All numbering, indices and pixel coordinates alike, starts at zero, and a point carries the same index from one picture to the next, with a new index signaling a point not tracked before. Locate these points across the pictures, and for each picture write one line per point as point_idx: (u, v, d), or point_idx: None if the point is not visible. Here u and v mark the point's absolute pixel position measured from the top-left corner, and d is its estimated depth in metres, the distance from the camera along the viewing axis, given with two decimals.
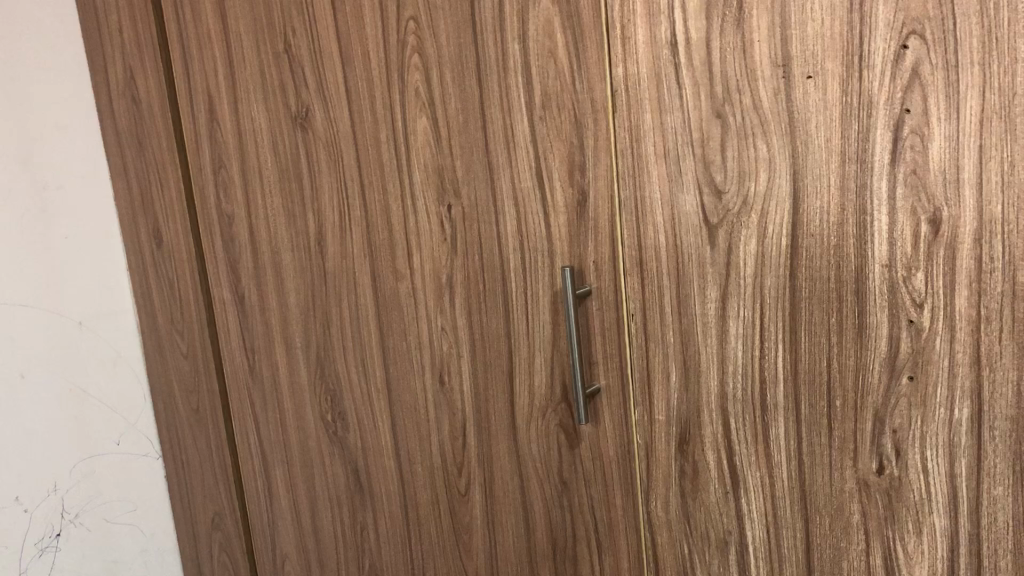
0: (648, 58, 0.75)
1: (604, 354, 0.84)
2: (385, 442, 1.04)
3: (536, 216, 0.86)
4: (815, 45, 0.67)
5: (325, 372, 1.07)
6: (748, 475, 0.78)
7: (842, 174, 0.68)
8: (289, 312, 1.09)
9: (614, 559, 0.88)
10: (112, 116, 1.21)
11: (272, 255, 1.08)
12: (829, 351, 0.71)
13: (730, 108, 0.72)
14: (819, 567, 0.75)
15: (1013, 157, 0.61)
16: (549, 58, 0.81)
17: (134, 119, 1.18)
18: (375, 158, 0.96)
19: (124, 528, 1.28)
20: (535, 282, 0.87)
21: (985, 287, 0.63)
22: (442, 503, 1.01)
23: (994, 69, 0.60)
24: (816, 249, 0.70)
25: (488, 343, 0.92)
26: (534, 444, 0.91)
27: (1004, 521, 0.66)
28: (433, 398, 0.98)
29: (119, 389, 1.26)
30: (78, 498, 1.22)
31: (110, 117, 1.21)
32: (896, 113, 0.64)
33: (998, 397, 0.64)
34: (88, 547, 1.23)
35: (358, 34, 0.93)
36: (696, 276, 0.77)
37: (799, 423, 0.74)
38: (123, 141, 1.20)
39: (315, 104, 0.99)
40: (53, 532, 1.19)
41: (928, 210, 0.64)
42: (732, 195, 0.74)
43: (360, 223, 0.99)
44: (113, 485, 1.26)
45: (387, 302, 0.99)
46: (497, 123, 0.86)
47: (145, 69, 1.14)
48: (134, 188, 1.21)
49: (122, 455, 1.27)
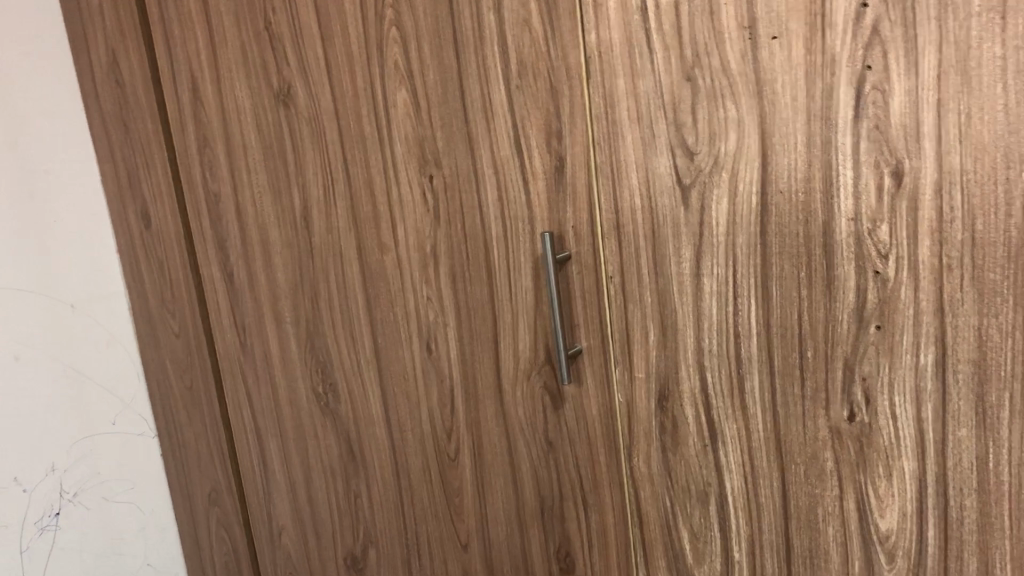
0: (620, 23, 0.77)
1: (585, 316, 0.87)
2: (376, 410, 1.06)
3: (516, 183, 0.88)
4: (779, 6, 0.69)
5: (315, 345, 1.10)
6: (726, 428, 0.80)
7: (807, 132, 0.70)
8: (277, 287, 1.11)
9: (599, 516, 0.91)
10: (98, 99, 1.22)
11: (259, 231, 1.11)
12: (800, 304, 0.73)
13: (700, 71, 0.74)
14: (796, 513, 0.78)
15: (970, 109, 0.62)
16: (524, 26, 0.83)
17: (120, 101, 1.19)
18: (358, 133, 0.97)
19: (123, 505, 1.31)
20: (517, 247, 0.90)
21: (946, 236, 0.65)
22: (433, 469, 1.03)
23: (950, 24, 0.62)
24: (784, 205, 0.72)
25: (474, 309, 0.95)
26: (521, 407, 0.94)
27: (968, 462, 0.68)
28: (422, 366, 1.01)
29: (114, 369, 1.29)
30: (77, 478, 1.24)
31: (95, 101, 1.23)
32: (858, 71, 0.66)
33: (960, 342, 0.66)
34: (88, 525, 1.26)
35: (337, 9, 0.94)
36: (671, 236, 0.79)
37: (773, 375, 0.76)
38: (109, 124, 1.22)
39: (297, 80, 1.01)
40: (53, 511, 1.21)
41: (891, 162, 0.66)
42: (703, 156, 0.76)
43: (344, 197, 1.01)
44: (111, 464, 1.29)
45: (373, 274, 1.01)
46: (475, 92, 0.88)
47: (127, 52, 1.16)
48: (121, 170, 1.23)
49: (118, 434, 1.30)
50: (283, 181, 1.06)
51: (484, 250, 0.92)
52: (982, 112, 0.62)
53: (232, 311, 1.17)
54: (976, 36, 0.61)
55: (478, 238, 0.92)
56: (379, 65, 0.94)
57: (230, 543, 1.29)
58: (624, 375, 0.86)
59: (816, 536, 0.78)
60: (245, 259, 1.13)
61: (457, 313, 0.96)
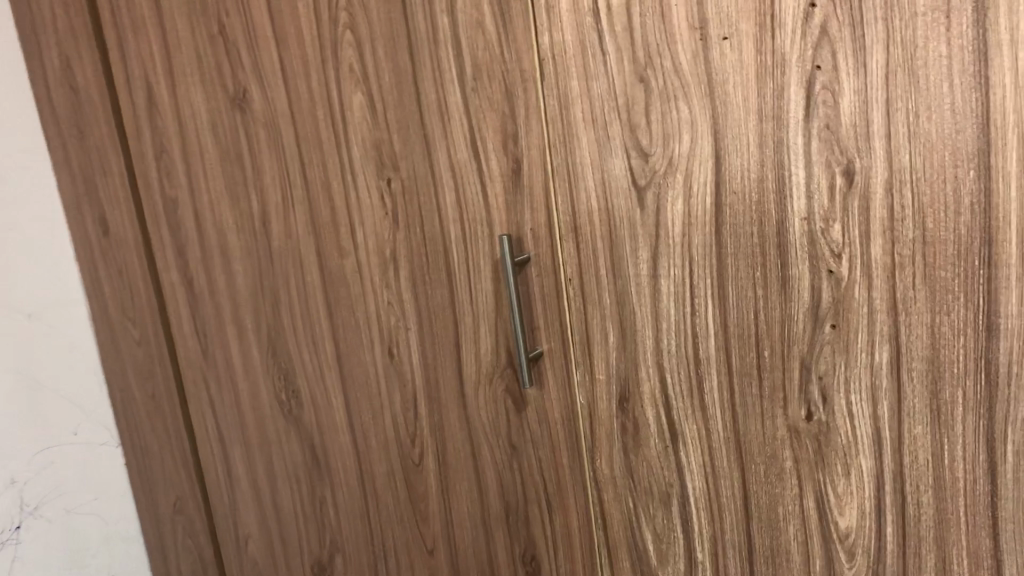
0: (573, 25, 0.77)
1: (545, 319, 0.86)
2: (339, 416, 1.05)
3: (473, 186, 0.87)
4: (729, 7, 0.69)
5: (276, 352, 1.09)
6: (686, 428, 0.80)
7: (760, 132, 0.69)
8: (237, 293, 1.10)
9: (563, 518, 0.91)
10: (51, 103, 1.20)
11: (217, 236, 1.09)
12: (756, 304, 0.73)
13: (652, 72, 0.74)
14: (757, 512, 0.78)
15: (918, 108, 0.62)
16: (478, 28, 0.82)
17: (75, 107, 1.17)
18: (315, 137, 0.97)
19: (85, 517, 1.29)
20: (476, 250, 0.89)
21: (897, 235, 0.65)
22: (397, 474, 1.03)
23: (897, 23, 0.62)
24: (738, 206, 0.72)
25: (435, 313, 0.94)
26: (483, 411, 0.93)
27: (924, 459, 0.68)
28: (384, 371, 1.00)
29: (74, 378, 1.27)
30: (38, 491, 1.21)
31: (49, 104, 1.20)
32: (808, 71, 0.66)
33: (914, 340, 0.66)
34: (50, 538, 1.23)
35: (291, 13, 0.93)
36: (628, 238, 0.79)
37: (732, 375, 0.76)
38: (63, 129, 1.20)
39: (251, 85, 1.00)
40: (14, 525, 1.18)
41: (842, 161, 0.66)
42: (658, 157, 0.75)
43: (302, 204, 1.00)
44: (74, 476, 1.27)
45: (334, 279, 1.00)
46: (431, 95, 0.87)
47: (80, 57, 1.14)
48: (77, 176, 1.21)
49: (80, 445, 1.27)
50: (240, 187, 1.05)
51: (443, 253, 0.91)
52: (930, 110, 0.62)
53: (193, 318, 1.16)
54: (922, 35, 0.61)
55: (437, 241, 0.91)
56: (334, 69, 0.92)
57: (197, 552, 1.28)
58: (585, 377, 0.85)
59: (777, 534, 0.78)
60: (205, 266, 1.12)
61: (418, 317, 0.95)
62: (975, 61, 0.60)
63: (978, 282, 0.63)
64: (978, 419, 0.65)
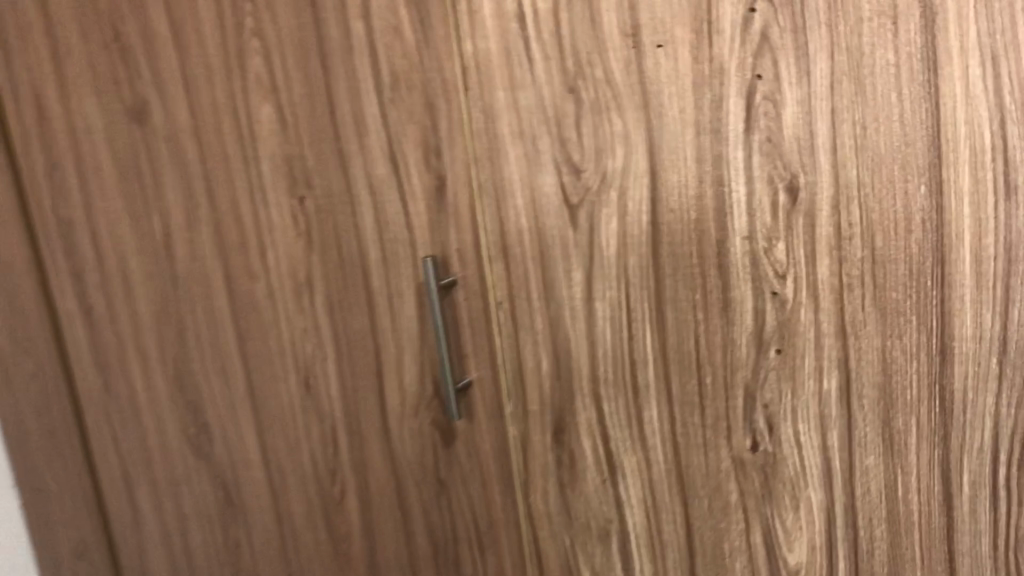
0: (497, 31, 0.71)
1: (473, 347, 0.80)
2: (251, 454, 0.97)
3: (393, 204, 0.81)
4: (663, 13, 0.64)
5: (185, 380, 0.97)
6: (625, 460, 0.75)
7: (698, 145, 0.65)
8: (141, 317, 0.97)
9: (497, 558, 0.85)
10: None
11: (115, 250, 0.95)
12: (697, 329, 0.69)
13: (582, 82, 0.69)
14: (700, 548, 0.74)
15: (865, 120, 0.59)
16: (395, 35, 0.76)
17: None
18: (220, 151, 0.88)
19: None
20: (399, 272, 0.83)
21: (845, 254, 0.61)
22: (316, 515, 0.95)
23: (841, 30, 0.58)
24: (676, 224, 0.67)
25: (355, 341, 0.87)
26: (408, 445, 0.87)
27: (876, 490, 0.65)
28: (300, 404, 0.92)
29: None
30: None
31: None
32: (748, 81, 0.62)
33: (865, 365, 0.62)
34: None
35: (191, 17, 0.85)
36: (560, 259, 0.74)
37: (672, 405, 0.71)
38: None
39: (150, 95, 0.90)
40: None
41: (785, 177, 0.62)
42: (590, 172, 0.70)
43: (211, 219, 0.91)
44: None
45: (242, 306, 0.92)
46: (345, 107, 0.80)
47: None
48: None
49: None
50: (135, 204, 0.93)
51: (362, 277, 0.85)
52: (877, 122, 0.58)
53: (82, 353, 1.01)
54: (868, 43, 0.58)
55: (355, 264, 0.85)
56: (256, 76, 0.85)
57: None
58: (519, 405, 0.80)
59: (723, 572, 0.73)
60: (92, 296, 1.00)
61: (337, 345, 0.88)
62: (923, 69, 0.56)
63: (930, 303, 0.59)
64: (933, 448, 0.62)
